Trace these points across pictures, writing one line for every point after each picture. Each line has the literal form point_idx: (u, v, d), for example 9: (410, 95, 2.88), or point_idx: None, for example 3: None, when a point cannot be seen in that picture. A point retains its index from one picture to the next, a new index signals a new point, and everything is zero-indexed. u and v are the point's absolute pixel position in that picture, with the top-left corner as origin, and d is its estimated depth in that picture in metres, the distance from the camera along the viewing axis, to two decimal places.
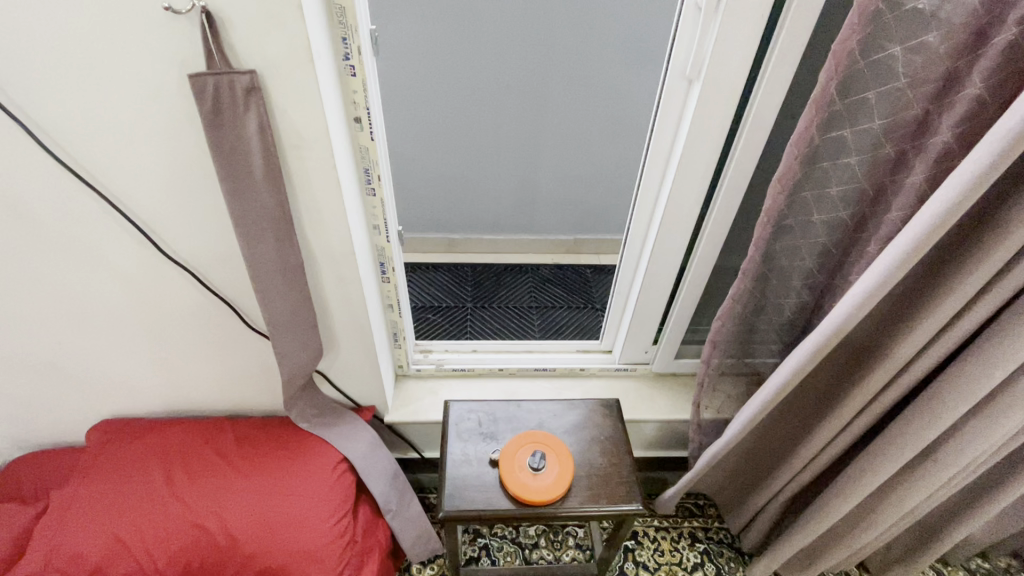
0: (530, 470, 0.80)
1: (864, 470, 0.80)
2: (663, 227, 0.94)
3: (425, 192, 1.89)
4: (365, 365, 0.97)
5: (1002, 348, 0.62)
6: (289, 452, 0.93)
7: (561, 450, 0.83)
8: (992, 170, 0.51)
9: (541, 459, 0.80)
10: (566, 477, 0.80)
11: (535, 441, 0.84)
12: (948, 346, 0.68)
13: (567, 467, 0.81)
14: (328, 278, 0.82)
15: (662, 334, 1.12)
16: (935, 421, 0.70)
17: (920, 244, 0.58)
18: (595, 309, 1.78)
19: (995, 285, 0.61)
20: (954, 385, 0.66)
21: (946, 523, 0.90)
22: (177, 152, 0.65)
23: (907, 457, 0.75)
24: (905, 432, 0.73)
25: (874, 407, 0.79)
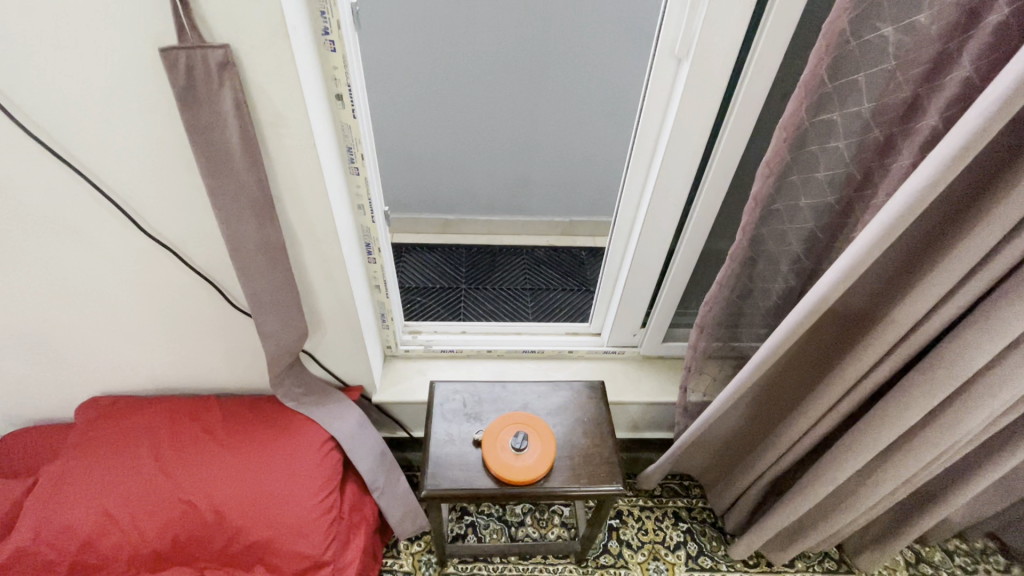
0: (513, 451, 0.80)
1: (845, 452, 0.81)
2: (651, 210, 0.93)
3: (419, 172, 1.87)
4: (352, 345, 0.97)
5: (981, 335, 0.62)
6: (277, 429, 0.94)
7: (545, 433, 0.83)
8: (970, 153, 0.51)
9: (524, 440, 0.81)
10: (548, 459, 0.80)
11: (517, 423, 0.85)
12: (931, 330, 0.68)
13: (550, 449, 0.82)
14: (311, 258, 0.81)
15: (650, 318, 1.12)
16: (914, 404, 0.70)
17: (896, 225, 0.58)
18: (588, 291, 1.78)
19: (979, 272, 0.61)
20: (935, 370, 0.67)
21: (923, 506, 0.92)
22: (154, 129, 0.64)
23: (886, 440, 0.75)
24: (884, 416, 0.74)
25: (858, 390, 0.79)
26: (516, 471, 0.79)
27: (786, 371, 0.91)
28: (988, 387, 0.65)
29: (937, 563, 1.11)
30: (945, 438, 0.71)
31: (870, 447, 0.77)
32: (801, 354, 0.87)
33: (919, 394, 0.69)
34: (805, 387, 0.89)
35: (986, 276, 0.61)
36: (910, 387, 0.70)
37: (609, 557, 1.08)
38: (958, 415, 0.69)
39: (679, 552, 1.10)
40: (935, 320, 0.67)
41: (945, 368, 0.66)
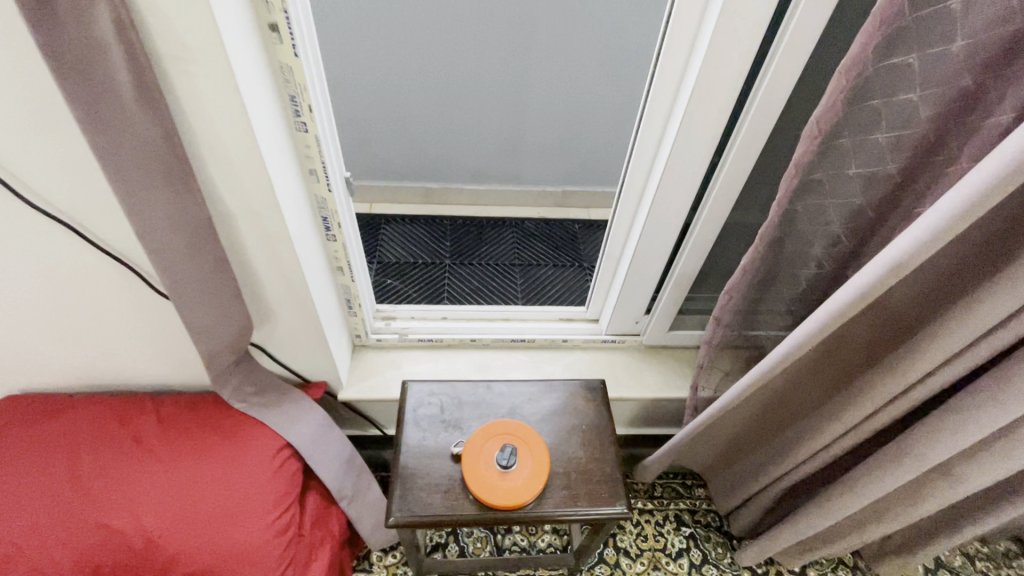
0: (499, 468, 0.68)
1: (886, 466, 0.69)
2: (666, 179, 0.79)
3: (399, 134, 1.70)
4: (310, 337, 0.83)
5: None
6: (222, 436, 0.80)
7: (539, 449, 0.71)
8: None
9: (512, 456, 0.68)
10: (537, 484, 0.67)
11: (504, 432, 0.72)
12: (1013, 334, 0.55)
13: (540, 471, 0.69)
14: (250, 235, 0.66)
15: (656, 304, 0.99)
16: (982, 422, 0.58)
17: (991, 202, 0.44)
18: (582, 268, 1.64)
19: None
20: (1014, 383, 0.54)
21: (950, 524, 0.81)
22: (17, 64, 0.48)
23: (940, 457, 0.64)
24: (939, 432, 0.62)
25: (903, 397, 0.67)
26: (497, 492, 0.66)
27: (813, 369, 0.78)
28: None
29: (958, 569, 1.02)
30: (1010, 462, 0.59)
31: (915, 463, 0.66)
32: (834, 351, 0.74)
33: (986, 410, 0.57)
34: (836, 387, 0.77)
35: None
36: (974, 400, 0.58)
37: (605, 567, 0.98)
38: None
39: (681, 561, 1.00)
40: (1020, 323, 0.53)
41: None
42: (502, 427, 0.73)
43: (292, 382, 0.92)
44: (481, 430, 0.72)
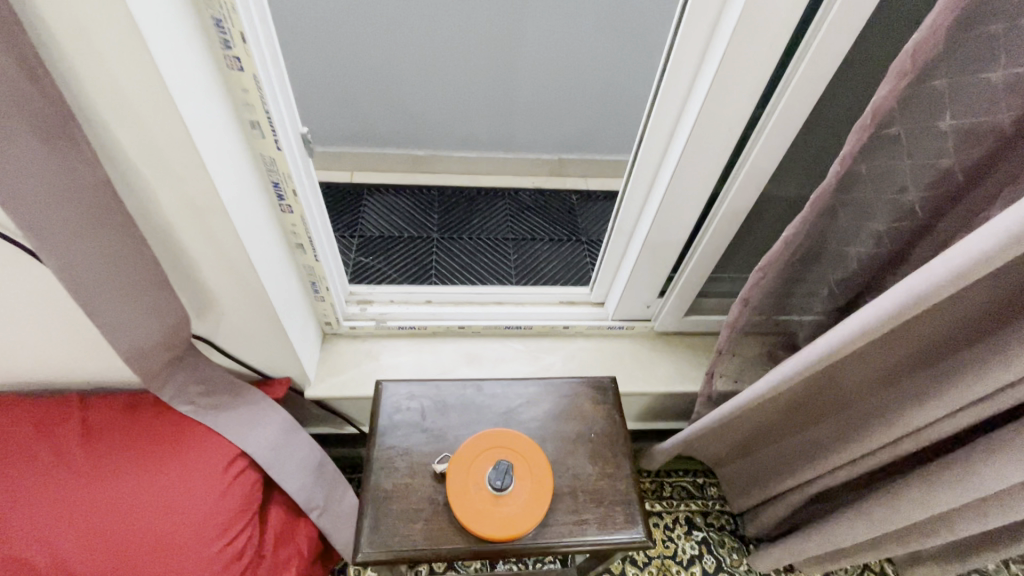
0: (492, 491, 0.56)
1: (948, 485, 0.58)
2: (694, 137, 0.66)
3: (380, 94, 1.53)
4: (265, 327, 0.69)
5: None
6: (162, 447, 0.67)
7: (542, 469, 0.59)
8: None
9: (507, 476, 0.56)
10: (537, 510, 0.56)
11: (503, 444, 0.60)
12: None
13: (541, 492, 0.57)
14: (172, 206, 0.52)
15: (672, 285, 0.87)
16: None
17: None
18: (581, 243, 1.51)
19: None
20: None
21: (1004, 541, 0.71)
22: None
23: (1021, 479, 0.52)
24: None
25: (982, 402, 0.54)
26: (485, 519, 0.55)
27: (860, 365, 0.65)
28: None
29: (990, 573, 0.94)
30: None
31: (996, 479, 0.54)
32: (889, 345, 0.61)
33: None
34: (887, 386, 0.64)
35: None
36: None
37: None
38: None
39: (693, 569, 0.91)
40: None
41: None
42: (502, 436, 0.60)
43: (249, 379, 0.79)
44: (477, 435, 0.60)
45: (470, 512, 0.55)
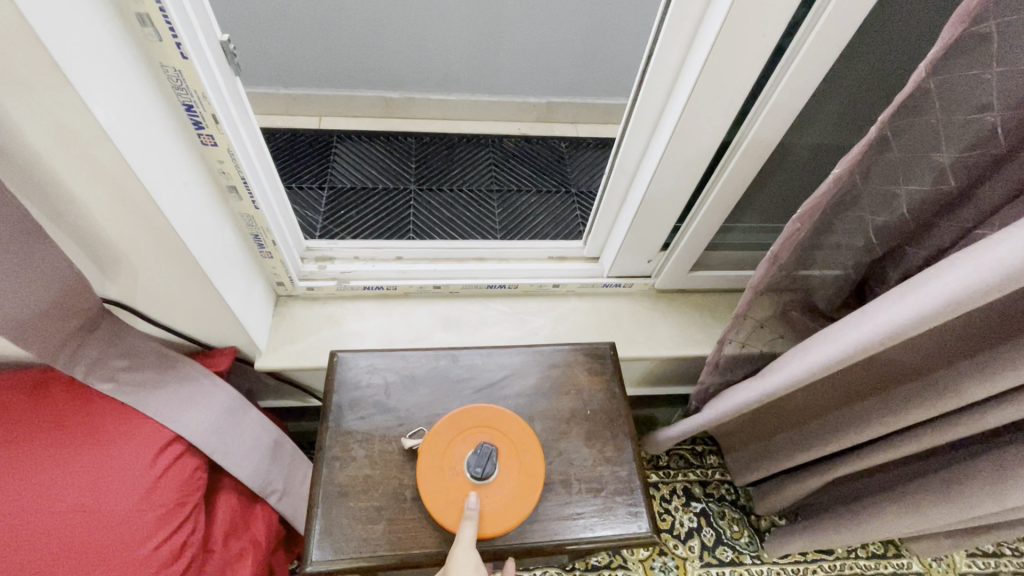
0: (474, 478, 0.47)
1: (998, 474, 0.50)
2: (714, 59, 0.52)
3: (343, 27, 1.33)
4: (195, 292, 0.57)
5: None
6: (74, 438, 0.56)
7: (536, 479, 0.48)
8: None
9: (490, 463, 0.47)
10: (520, 509, 0.47)
11: (501, 428, 0.50)
12: None
13: (527, 486, 0.48)
14: (33, 132, 0.39)
15: (677, 238, 0.76)
16: None
17: None
18: (571, 194, 1.38)
19: None
20: None
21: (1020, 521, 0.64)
22: None
23: None
24: None
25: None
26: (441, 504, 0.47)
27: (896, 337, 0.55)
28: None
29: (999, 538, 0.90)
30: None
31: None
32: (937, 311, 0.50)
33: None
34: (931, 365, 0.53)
35: None
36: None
37: (603, 557, 0.82)
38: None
39: (691, 543, 0.85)
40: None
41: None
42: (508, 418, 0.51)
43: (185, 351, 0.68)
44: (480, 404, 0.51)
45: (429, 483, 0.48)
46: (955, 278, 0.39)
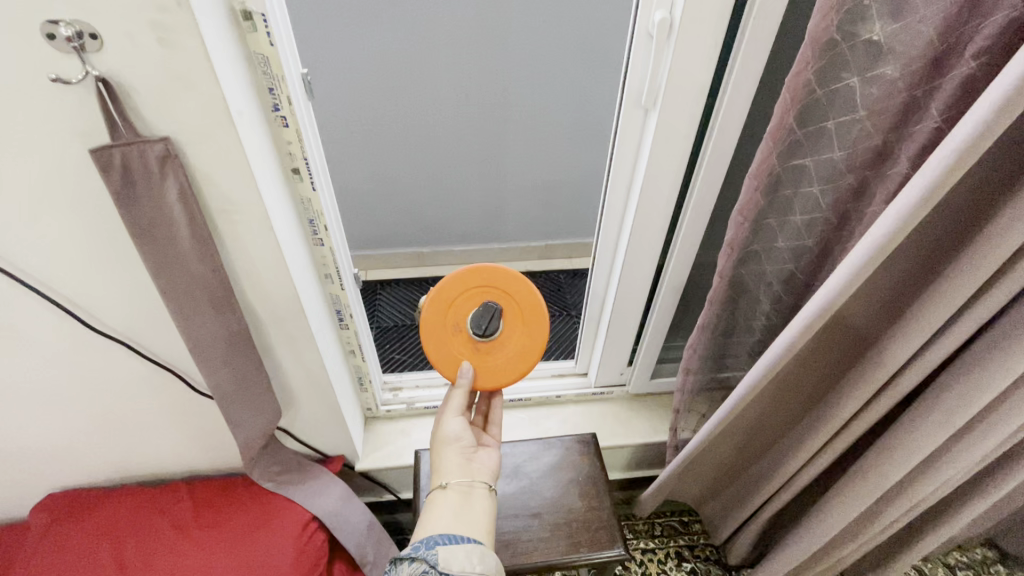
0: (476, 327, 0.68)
1: (834, 501, 0.79)
2: (629, 256, 0.91)
3: (385, 208, 1.78)
4: (328, 417, 0.92)
5: (956, 397, 0.59)
6: (254, 517, 0.88)
7: (509, 351, 0.70)
8: (900, 230, 0.49)
9: (493, 325, 0.68)
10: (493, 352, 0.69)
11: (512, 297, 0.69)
12: (901, 392, 0.65)
13: (503, 344, 0.70)
14: (276, 336, 0.76)
15: (637, 356, 1.10)
16: (899, 460, 0.67)
17: (852, 280, 0.55)
18: (571, 317, 1.69)
19: (950, 333, 0.57)
20: (914, 427, 0.65)
21: (907, 543, 0.89)
22: (86, 224, 0.59)
23: (874, 492, 0.72)
24: (872, 469, 0.71)
25: (840, 438, 0.74)
26: (435, 334, 0.69)
27: (771, 412, 0.86)
28: (976, 437, 0.61)
29: None
30: (932, 483, 0.68)
31: (864, 489, 0.73)
32: (786, 394, 0.82)
33: (914, 442, 0.65)
34: (794, 429, 0.85)
35: (966, 327, 0.56)
36: (900, 436, 0.67)
37: None
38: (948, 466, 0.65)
39: None
40: (912, 373, 0.62)
41: (935, 423, 0.62)
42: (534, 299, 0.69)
43: (312, 458, 1.01)
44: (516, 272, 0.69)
45: (434, 307, 0.68)
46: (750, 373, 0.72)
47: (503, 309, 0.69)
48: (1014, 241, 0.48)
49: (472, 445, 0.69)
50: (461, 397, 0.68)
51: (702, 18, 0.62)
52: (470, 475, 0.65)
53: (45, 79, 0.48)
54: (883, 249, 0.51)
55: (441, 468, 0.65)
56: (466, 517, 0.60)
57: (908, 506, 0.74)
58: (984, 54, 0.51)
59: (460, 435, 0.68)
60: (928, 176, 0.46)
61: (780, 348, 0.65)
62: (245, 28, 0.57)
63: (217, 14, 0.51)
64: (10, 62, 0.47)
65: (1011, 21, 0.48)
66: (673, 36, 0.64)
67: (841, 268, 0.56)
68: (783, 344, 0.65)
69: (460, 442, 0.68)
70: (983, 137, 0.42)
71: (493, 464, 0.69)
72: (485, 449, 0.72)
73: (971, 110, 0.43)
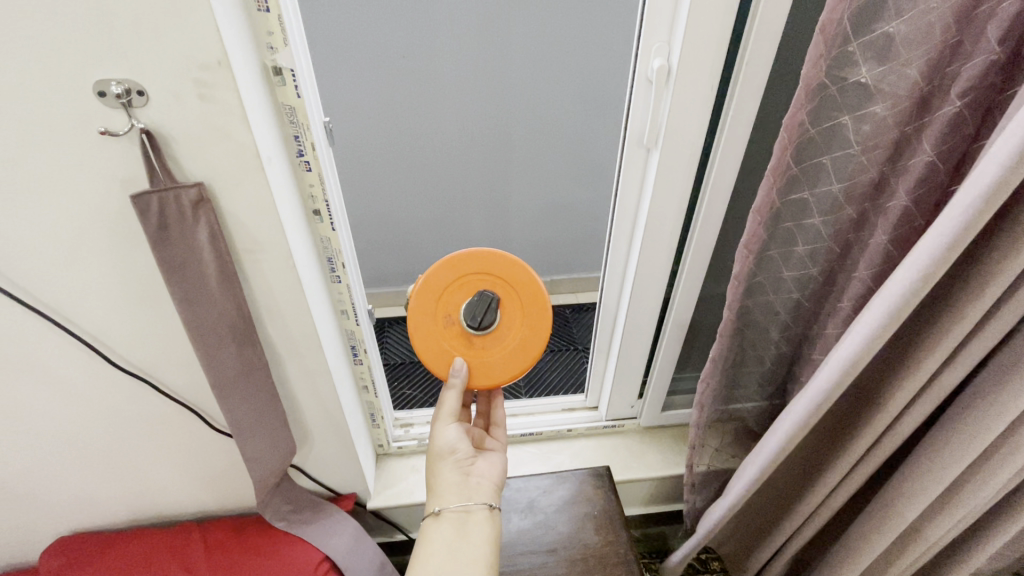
0: (470, 318, 0.66)
1: (858, 539, 0.77)
2: (636, 288, 0.93)
3: (393, 247, 1.82)
4: (341, 453, 0.92)
5: (970, 423, 0.59)
6: (265, 558, 0.87)
7: (506, 345, 0.68)
8: (936, 268, 0.49)
9: (488, 316, 0.66)
10: (490, 345, 0.68)
11: (508, 286, 0.68)
12: (915, 421, 0.65)
13: (499, 336, 0.68)
14: (293, 371, 0.78)
15: (647, 388, 1.10)
16: (919, 492, 0.66)
17: (890, 320, 0.54)
18: (578, 350, 1.68)
19: (959, 358, 0.58)
20: (933, 457, 0.64)
21: None
22: (119, 265, 0.62)
23: (897, 529, 0.70)
24: (893, 504, 0.70)
25: (854, 475, 0.74)
26: (425, 327, 0.67)
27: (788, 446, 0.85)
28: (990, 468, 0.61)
29: None
30: (953, 516, 0.66)
31: (881, 533, 0.73)
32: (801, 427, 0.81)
33: (927, 479, 0.65)
34: (809, 473, 0.84)
35: (976, 351, 0.56)
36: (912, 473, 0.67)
37: None
38: (963, 502, 0.64)
39: None
40: (923, 403, 0.63)
41: (945, 458, 0.62)
42: (535, 287, 0.68)
43: (324, 496, 1.00)
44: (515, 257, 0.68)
45: (424, 297, 0.67)
46: (791, 419, 0.69)
47: (499, 298, 0.68)
48: (1008, 277, 0.50)
49: (469, 457, 0.69)
50: (455, 397, 0.67)
51: (698, 64, 0.67)
52: (468, 493, 0.66)
53: (94, 132, 0.52)
54: (919, 288, 0.51)
55: (437, 484, 0.66)
56: (464, 540, 0.62)
57: (924, 548, 0.73)
58: (968, 93, 0.55)
59: (455, 447, 0.68)
60: (949, 231, 0.48)
61: (820, 392, 0.63)
62: (274, 82, 0.61)
63: (250, 69, 0.56)
64: (64, 117, 0.51)
65: (992, 62, 0.53)
66: (672, 82, 0.69)
67: (876, 308, 0.55)
68: (823, 387, 0.63)
69: (455, 455, 0.68)
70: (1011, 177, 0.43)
71: (491, 473, 0.70)
72: (484, 457, 0.72)
73: (990, 157, 0.45)
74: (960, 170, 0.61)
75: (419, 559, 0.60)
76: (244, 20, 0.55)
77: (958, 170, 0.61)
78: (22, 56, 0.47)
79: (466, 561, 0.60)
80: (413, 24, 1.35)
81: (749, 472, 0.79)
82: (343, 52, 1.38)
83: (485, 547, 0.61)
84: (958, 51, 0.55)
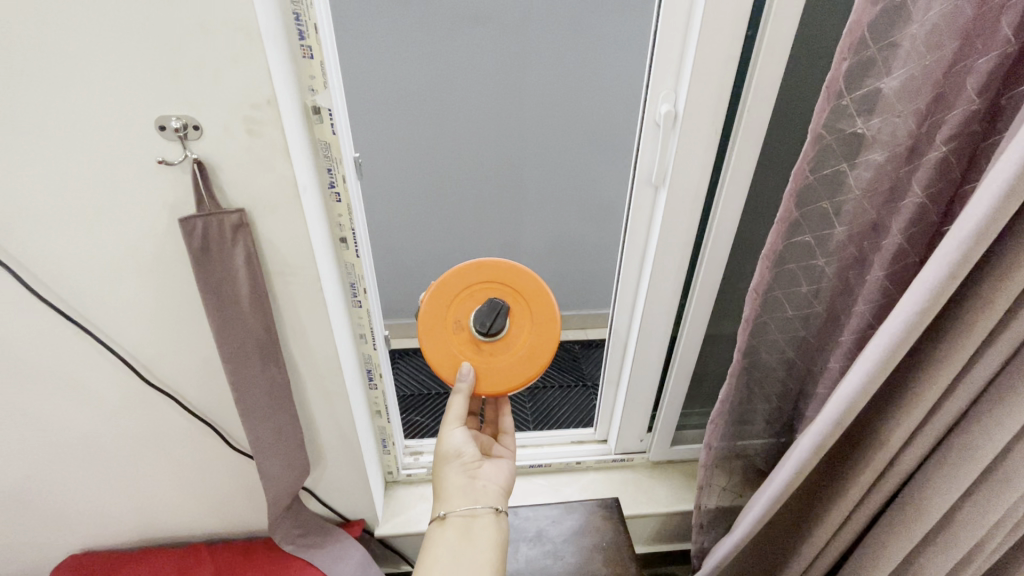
0: (478, 322, 0.69)
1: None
2: (644, 320, 0.95)
3: (408, 279, 1.86)
4: (351, 476, 0.93)
5: (964, 452, 0.59)
6: None
7: (513, 350, 0.71)
8: (936, 297, 0.51)
9: (496, 321, 0.68)
10: (499, 350, 0.71)
11: (519, 292, 0.71)
12: (916, 456, 0.64)
13: (509, 341, 0.71)
14: (312, 391, 0.80)
15: (656, 422, 1.11)
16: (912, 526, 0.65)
17: (892, 352, 0.55)
18: (586, 386, 1.68)
19: (956, 390, 0.58)
20: (929, 491, 0.63)
21: None
22: (160, 284, 0.66)
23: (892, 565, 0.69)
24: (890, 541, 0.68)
25: (854, 515, 0.73)
26: (435, 332, 0.70)
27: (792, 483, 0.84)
28: (988, 506, 0.60)
29: None
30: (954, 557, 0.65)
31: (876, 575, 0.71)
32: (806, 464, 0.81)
33: (920, 515, 0.64)
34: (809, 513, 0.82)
35: (973, 382, 0.57)
36: (906, 512, 0.66)
37: None
38: (961, 541, 0.63)
39: None
40: (924, 439, 0.63)
41: (938, 491, 0.62)
42: (544, 299, 0.71)
43: (334, 522, 1.01)
44: (525, 268, 0.71)
45: (435, 304, 0.70)
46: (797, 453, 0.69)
47: (509, 305, 0.71)
48: (995, 314, 0.52)
49: (475, 460, 0.70)
50: (461, 401, 0.69)
51: (702, 109, 0.72)
52: (474, 496, 0.67)
53: (151, 161, 0.57)
54: (918, 318, 0.52)
55: (442, 486, 0.68)
56: (467, 541, 0.63)
57: None
58: (952, 139, 0.59)
59: (461, 451, 0.70)
60: (946, 262, 0.50)
61: (827, 425, 0.63)
62: (313, 119, 0.67)
63: (295, 108, 0.62)
64: (126, 147, 0.56)
65: (972, 113, 0.57)
66: (678, 125, 0.74)
67: (879, 339, 0.56)
68: (829, 420, 0.62)
69: (461, 458, 0.70)
70: (998, 214, 0.46)
71: (496, 478, 0.71)
72: (490, 462, 0.73)
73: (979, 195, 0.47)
74: (951, 211, 0.64)
75: (424, 561, 0.62)
76: (291, 64, 0.61)
77: (948, 211, 0.64)
78: (98, 94, 0.53)
79: (470, 563, 0.61)
80: (437, 71, 1.45)
81: (756, 509, 0.77)
82: (369, 95, 1.47)
83: (487, 548, 0.62)
84: (942, 102, 0.60)
